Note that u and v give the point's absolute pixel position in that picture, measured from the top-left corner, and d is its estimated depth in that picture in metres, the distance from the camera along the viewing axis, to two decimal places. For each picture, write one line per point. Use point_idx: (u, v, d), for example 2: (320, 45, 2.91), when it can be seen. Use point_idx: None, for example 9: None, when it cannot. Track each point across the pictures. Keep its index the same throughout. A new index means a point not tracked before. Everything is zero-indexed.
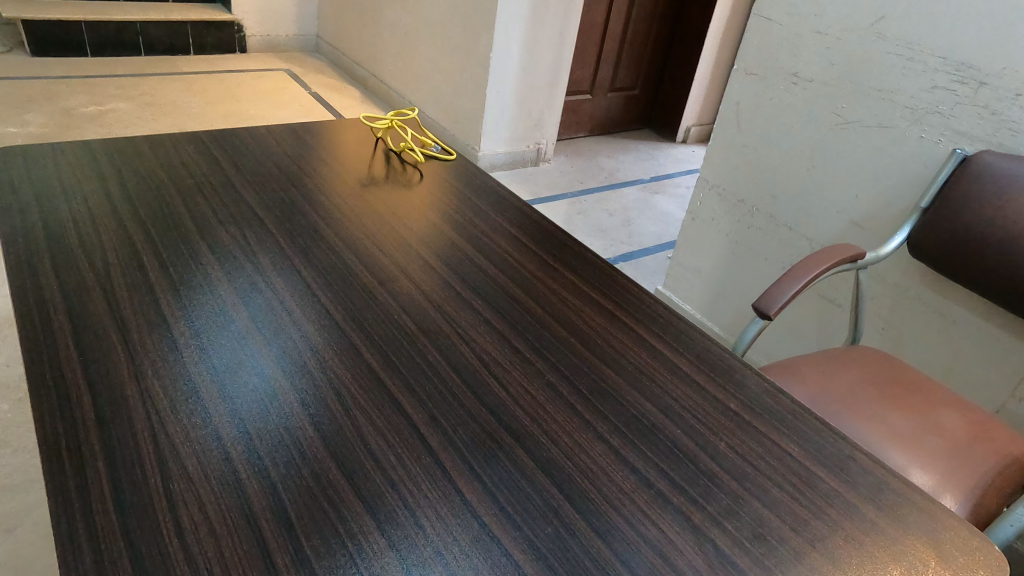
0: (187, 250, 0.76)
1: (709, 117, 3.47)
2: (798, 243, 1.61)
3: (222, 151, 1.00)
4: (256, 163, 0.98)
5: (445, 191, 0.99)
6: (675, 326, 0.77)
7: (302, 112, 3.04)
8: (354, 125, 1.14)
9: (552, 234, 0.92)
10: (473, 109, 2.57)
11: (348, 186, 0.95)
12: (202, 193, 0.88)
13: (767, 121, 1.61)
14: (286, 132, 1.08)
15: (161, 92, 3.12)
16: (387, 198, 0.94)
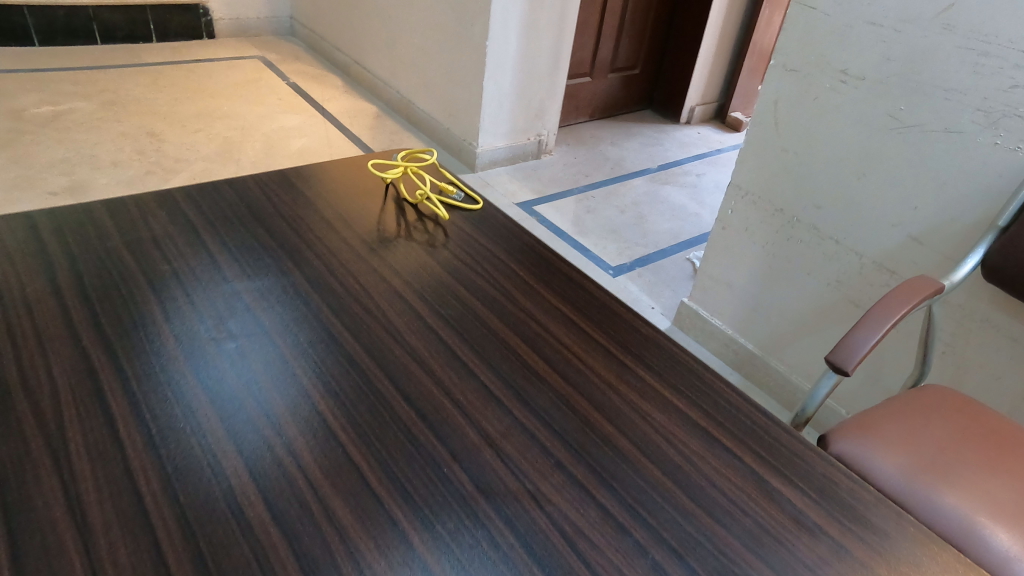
0: (161, 383, 0.58)
1: (712, 96, 3.29)
2: (845, 258, 1.46)
3: (202, 214, 0.81)
4: (244, 231, 0.79)
5: (475, 253, 0.82)
6: (784, 445, 0.62)
7: (282, 106, 2.80)
8: (359, 167, 0.96)
9: (614, 311, 0.75)
10: (469, 101, 2.36)
11: (361, 257, 0.77)
12: (179, 284, 0.69)
13: (809, 123, 1.44)
14: (280, 182, 0.90)
15: (125, 88, 2.86)
16: (407, 271, 0.77)
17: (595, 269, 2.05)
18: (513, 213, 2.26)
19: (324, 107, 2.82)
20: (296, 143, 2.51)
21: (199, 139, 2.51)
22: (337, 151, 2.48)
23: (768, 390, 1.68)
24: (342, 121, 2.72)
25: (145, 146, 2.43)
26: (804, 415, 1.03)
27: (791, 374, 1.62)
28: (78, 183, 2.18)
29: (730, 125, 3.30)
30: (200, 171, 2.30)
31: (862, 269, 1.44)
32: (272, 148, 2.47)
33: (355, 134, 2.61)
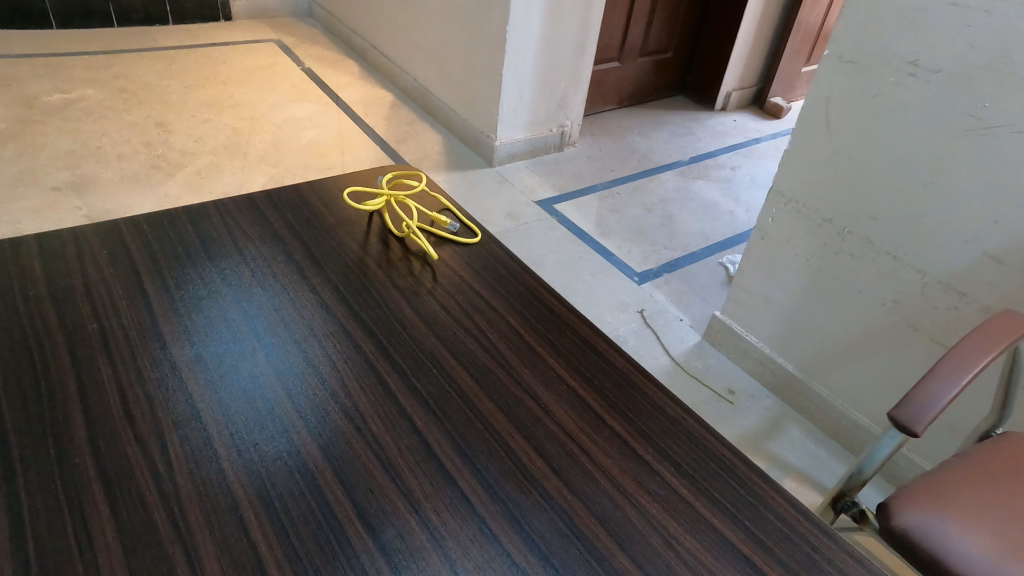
0: (65, 512, 0.50)
1: (750, 81, 3.06)
2: (904, 276, 1.29)
3: (147, 254, 0.73)
4: (193, 278, 0.71)
5: (466, 308, 0.73)
6: (819, 551, 0.56)
7: (295, 94, 2.68)
8: (333, 191, 0.87)
9: (623, 383, 0.68)
10: (488, 91, 2.21)
11: (333, 318, 0.69)
12: (108, 361, 0.61)
13: (866, 124, 1.26)
14: (241, 211, 0.82)
15: (136, 75, 2.75)
16: (387, 334, 0.69)
17: (620, 275, 1.89)
18: (532, 212, 2.11)
19: (338, 95, 2.68)
20: (308, 134, 2.37)
21: (209, 130, 2.38)
22: (349, 143, 2.34)
23: (809, 416, 1.52)
24: (356, 110, 2.58)
25: (152, 138, 2.30)
26: (860, 476, 0.87)
27: (834, 400, 1.46)
28: (81, 177, 2.04)
29: (769, 111, 3.08)
30: (207, 165, 2.17)
31: (924, 289, 1.27)
32: (282, 140, 2.34)
33: (369, 124, 2.48)
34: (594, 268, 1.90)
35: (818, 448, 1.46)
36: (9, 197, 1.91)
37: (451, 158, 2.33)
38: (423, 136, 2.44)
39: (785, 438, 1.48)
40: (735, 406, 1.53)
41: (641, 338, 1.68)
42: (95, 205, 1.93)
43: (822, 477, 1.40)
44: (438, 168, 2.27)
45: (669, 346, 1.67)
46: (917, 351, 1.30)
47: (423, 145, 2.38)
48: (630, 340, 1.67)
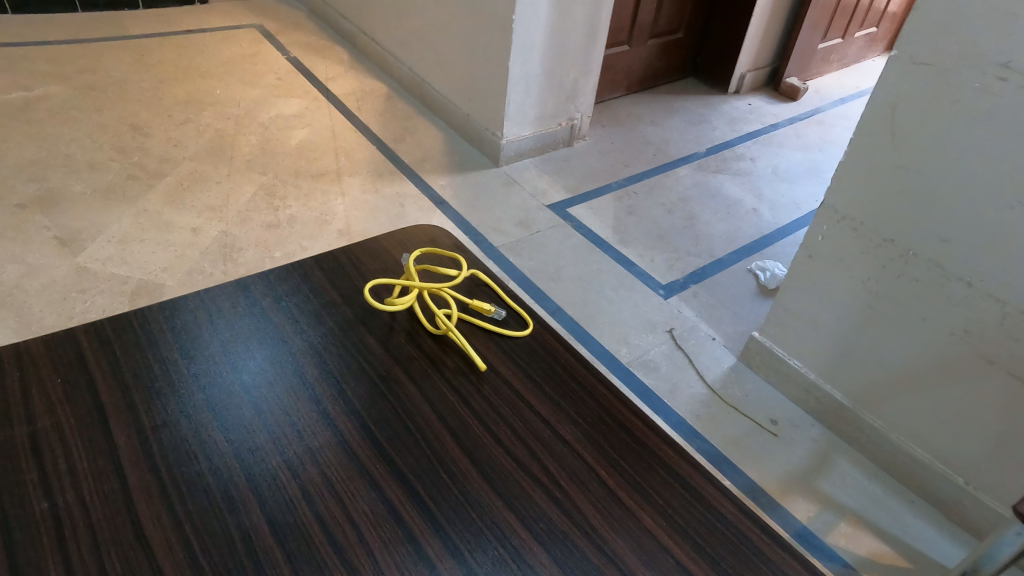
0: None
1: (765, 60, 2.88)
2: (980, 304, 1.15)
3: (113, 380, 0.56)
4: (176, 417, 0.54)
5: (531, 435, 0.56)
6: None
7: (280, 88, 2.39)
8: (344, 268, 0.72)
9: (745, 553, 0.51)
10: (493, 85, 2.03)
11: (359, 469, 0.52)
12: (52, 564, 0.44)
13: (940, 135, 1.11)
14: (234, 307, 0.65)
15: (104, 67, 2.46)
16: (430, 490, 0.52)
17: (643, 289, 1.74)
18: (544, 218, 1.95)
19: (327, 88, 2.43)
20: (298, 135, 2.14)
21: (189, 132, 2.09)
22: (343, 144, 2.13)
23: (859, 448, 1.40)
24: (348, 103, 2.35)
25: (126, 142, 2.00)
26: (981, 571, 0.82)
27: (891, 433, 1.34)
28: (46, 192, 1.76)
29: (786, 92, 2.88)
30: (190, 173, 1.90)
31: (1003, 319, 1.13)
32: (270, 143, 2.08)
33: (363, 121, 2.26)
34: (615, 282, 1.76)
35: (871, 484, 1.35)
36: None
37: (453, 158, 2.15)
38: (422, 133, 2.26)
39: (836, 474, 1.35)
40: (780, 439, 1.41)
41: (672, 363, 1.55)
42: (65, 225, 1.66)
43: (880, 519, 1.28)
44: (440, 170, 2.09)
45: (703, 370, 1.54)
46: (992, 385, 1.17)
47: (422, 145, 2.19)
48: (661, 366, 1.53)
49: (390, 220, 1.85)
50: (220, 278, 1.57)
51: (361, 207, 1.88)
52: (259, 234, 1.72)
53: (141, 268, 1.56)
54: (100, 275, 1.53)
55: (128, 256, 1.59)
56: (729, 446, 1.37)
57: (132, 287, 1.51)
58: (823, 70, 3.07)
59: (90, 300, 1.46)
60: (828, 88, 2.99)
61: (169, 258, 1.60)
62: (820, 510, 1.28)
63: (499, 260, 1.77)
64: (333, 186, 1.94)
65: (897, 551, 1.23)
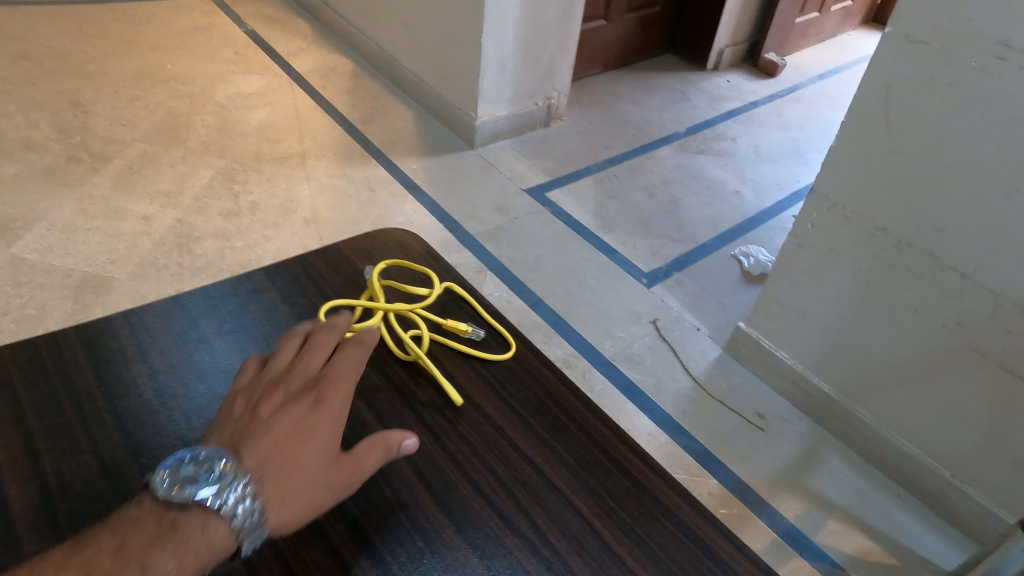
0: None
1: (743, 36, 2.80)
2: (973, 296, 1.11)
3: (17, 426, 0.48)
4: (91, 468, 0.47)
5: (515, 482, 0.49)
6: None
7: (237, 62, 2.24)
8: (297, 281, 0.65)
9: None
10: (465, 62, 1.92)
11: (318, 535, 0.45)
12: None
13: (936, 119, 1.05)
14: (167, 332, 0.58)
15: (41, 36, 2.26)
16: (400, 556, 0.44)
17: (625, 278, 1.68)
18: (522, 204, 1.87)
19: (289, 64, 2.28)
20: (259, 115, 2.01)
21: (137, 110, 1.94)
22: (308, 125, 2.01)
23: (846, 441, 1.37)
24: (311, 81, 2.22)
25: (68, 121, 1.85)
26: None
27: (878, 426, 1.31)
28: None
29: (764, 69, 2.82)
30: (139, 156, 1.77)
31: (996, 312, 1.09)
32: (227, 123, 1.95)
33: (328, 100, 2.13)
34: (596, 271, 1.69)
35: (859, 479, 1.32)
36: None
37: (426, 140, 2.05)
38: (392, 113, 2.14)
39: (823, 470, 1.32)
40: (768, 434, 1.37)
41: (657, 356, 1.49)
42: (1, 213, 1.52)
43: (868, 514, 1.26)
44: (412, 153, 1.99)
45: (689, 363, 1.49)
46: (983, 378, 1.14)
47: (392, 125, 2.08)
48: (645, 360, 1.48)
49: (359, 207, 1.75)
50: (174, 271, 1.46)
51: (328, 192, 1.77)
52: (217, 222, 1.61)
53: (86, 260, 1.44)
54: (41, 268, 1.41)
55: (72, 247, 1.47)
56: (716, 442, 1.33)
57: (76, 281, 1.39)
58: (800, 45, 3.01)
59: (29, 296, 1.34)
60: (806, 64, 2.93)
61: (118, 249, 1.48)
62: (808, 508, 1.25)
63: (475, 248, 1.69)
64: (297, 170, 1.83)
65: (885, 549, 1.21)
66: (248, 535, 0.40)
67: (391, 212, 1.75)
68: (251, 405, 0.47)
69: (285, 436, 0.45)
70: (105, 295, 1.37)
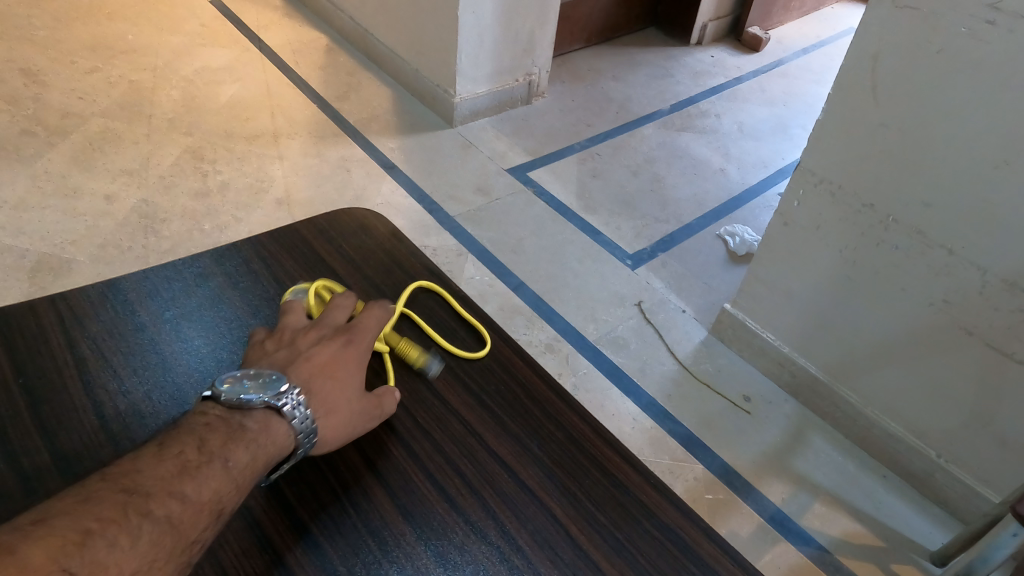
0: None
1: (727, 9, 2.74)
2: (960, 273, 1.08)
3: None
4: (7, 472, 0.43)
5: (482, 481, 0.46)
6: None
7: (204, 36, 2.14)
8: (246, 264, 0.61)
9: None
10: (442, 36, 1.85)
11: (266, 547, 0.41)
12: None
13: (925, 91, 1.01)
14: (99, 321, 0.55)
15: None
16: (356, 567, 0.41)
17: (609, 259, 1.64)
18: (503, 183, 1.82)
19: (259, 38, 2.19)
20: (227, 91, 1.92)
21: (98, 85, 1.84)
22: (280, 102, 1.93)
23: (832, 423, 1.36)
24: (283, 56, 2.13)
25: (18, 91, 1.75)
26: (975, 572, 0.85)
27: (863, 407, 1.29)
28: None
29: (748, 44, 2.77)
30: (100, 134, 1.68)
31: (984, 289, 1.06)
32: (194, 100, 1.86)
33: (301, 76, 2.05)
34: (579, 252, 1.65)
35: (845, 461, 1.31)
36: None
37: (404, 119, 1.98)
38: (368, 90, 2.07)
39: (810, 452, 1.31)
40: (754, 417, 1.35)
41: (642, 339, 1.46)
42: None
43: (854, 497, 1.25)
44: (388, 131, 1.92)
45: (674, 346, 1.46)
46: (969, 356, 1.12)
47: (368, 103, 2.01)
48: (630, 343, 1.45)
49: (333, 187, 1.69)
50: (138, 254, 1.39)
51: (301, 172, 1.71)
52: (184, 203, 1.54)
53: (43, 242, 1.37)
54: None
55: (28, 229, 1.39)
56: (702, 427, 1.31)
57: (32, 263, 1.32)
58: (784, 19, 2.96)
59: None
60: (790, 38, 2.88)
61: (77, 230, 1.41)
62: (794, 491, 1.23)
63: (455, 229, 1.64)
64: (269, 149, 1.76)
65: (871, 531, 1.20)
66: (305, 437, 0.44)
67: (367, 193, 1.69)
68: (288, 339, 0.49)
69: (322, 363, 0.48)
70: (64, 278, 1.31)
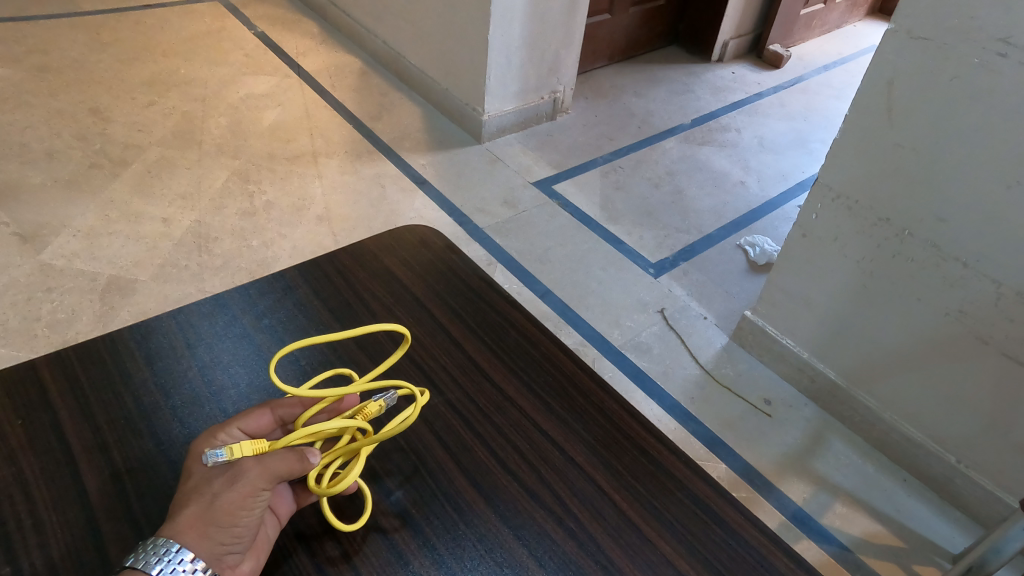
0: None
1: (748, 27, 2.81)
2: (975, 285, 1.13)
3: (84, 421, 0.51)
4: (155, 459, 0.50)
5: (537, 461, 0.53)
6: None
7: (247, 63, 2.27)
8: (324, 273, 0.68)
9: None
10: (472, 59, 1.95)
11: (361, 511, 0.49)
12: None
13: (939, 116, 1.07)
14: (211, 328, 0.61)
15: (51, 34, 2.26)
16: (435, 527, 0.48)
17: (632, 268, 1.72)
18: (529, 196, 1.90)
19: (298, 64, 2.31)
20: (270, 115, 2.04)
21: (153, 115, 1.97)
22: (318, 124, 2.04)
23: (852, 426, 1.41)
24: (320, 80, 2.25)
25: (87, 129, 1.87)
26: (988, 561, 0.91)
27: (883, 411, 1.34)
28: (3, 184, 1.64)
29: (769, 61, 2.83)
30: (156, 159, 1.80)
31: (999, 301, 1.11)
32: (240, 124, 1.98)
33: (337, 99, 2.16)
34: (604, 261, 1.72)
35: (864, 463, 1.36)
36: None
37: (433, 136, 2.08)
38: (400, 110, 2.17)
39: (830, 454, 1.36)
40: (774, 419, 1.41)
41: (665, 344, 1.53)
42: (26, 220, 1.56)
43: (875, 499, 1.29)
44: (420, 148, 2.02)
45: (696, 351, 1.53)
46: (986, 365, 1.17)
47: (400, 122, 2.11)
48: (654, 348, 1.52)
49: (370, 203, 1.78)
50: (194, 271, 1.50)
51: (339, 190, 1.81)
52: (233, 222, 1.65)
53: (110, 263, 1.48)
54: (67, 273, 1.45)
55: (96, 251, 1.51)
56: (724, 428, 1.37)
57: (101, 284, 1.43)
58: (805, 36, 3.02)
59: (58, 301, 1.38)
60: (811, 55, 2.94)
61: (140, 251, 1.53)
62: (815, 491, 1.28)
63: (485, 241, 1.72)
64: (309, 169, 1.86)
65: (891, 531, 1.24)
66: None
67: (401, 208, 1.78)
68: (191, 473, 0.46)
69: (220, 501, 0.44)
70: (131, 296, 1.42)
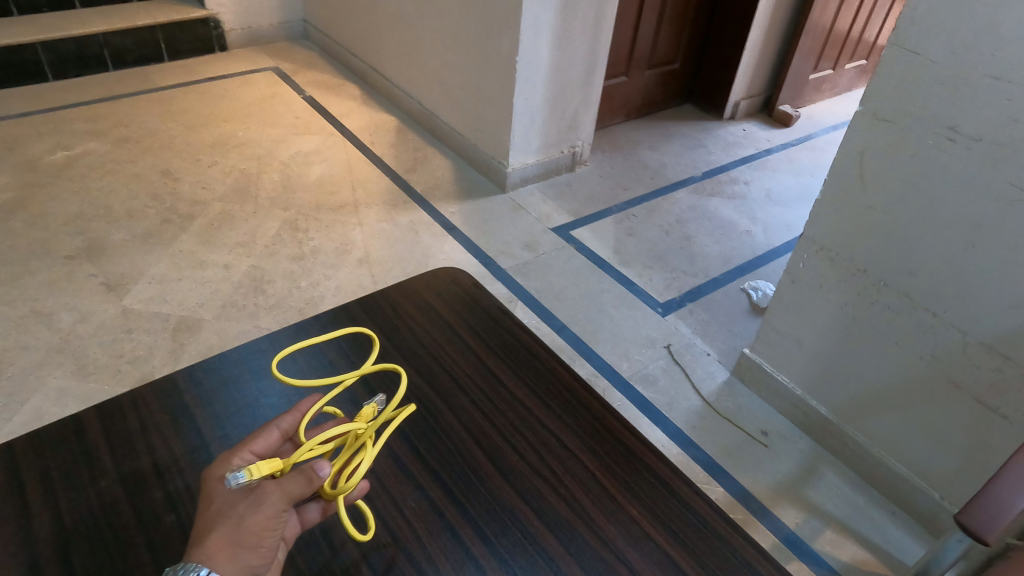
0: None
1: (758, 88, 3.00)
2: (944, 333, 1.26)
3: (211, 417, 0.69)
4: None
5: (537, 446, 0.69)
6: None
7: (298, 127, 2.52)
8: (380, 304, 0.86)
9: (716, 543, 0.63)
10: (498, 119, 2.17)
11: (407, 477, 0.66)
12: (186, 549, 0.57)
13: (903, 185, 1.23)
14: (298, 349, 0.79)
15: (130, 109, 2.54)
16: (462, 490, 0.65)
17: (642, 308, 1.87)
18: (548, 240, 2.09)
19: (341, 124, 2.56)
20: (317, 170, 2.28)
21: (215, 173, 2.21)
22: (359, 176, 2.27)
23: (843, 459, 1.52)
24: (361, 138, 2.49)
25: (160, 188, 2.11)
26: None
27: (871, 446, 1.46)
28: (92, 240, 1.88)
29: (779, 119, 3.02)
30: (219, 214, 2.03)
31: (965, 348, 1.24)
32: (291, 181, 2.21)
33: (377, 154, 2.39)
34: (616, 300, 1.89)
35: (855, 494, 1.47)
36: (18, 268, 1.76)
37: (462, 187, 2.29)
38: (432, 163, 2.39)
39: (822, 484, 1.48)
40: (771, 449, 1.53)
41: (670, 378, 1.67)
42: (110, 270, 1.78)
43: (865, 529, 1.40)
44: (450, 198, 2.23)
45: (698, 385, 1.67)
46: (957, 406, 1.29)
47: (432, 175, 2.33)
48: (660, 380, 1.66)
49: (405, 248, 1.98)
50: (251, 311, 1.70)
51: (377, 236, 2.01)
52: (285, 266, 1.86)
53: (180, 306, 1.69)
54: (145, 315, 1.66)
55: (168, 295, 1.72)
56: (723, 457, 1.50)
57: (173, 325, 1.64)
58: (815, 98, 3.20)
59: (137, 339, 1.59)
60: (820, 115, 3.12)
61: (205, 294, 1.74)
62: (807, 517, 1.40)
63: (507, 281, 1.90)
64: (351, 218, 2.07)
65: (879, 559, 1.35)
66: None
67: (433, 251, 1.98)
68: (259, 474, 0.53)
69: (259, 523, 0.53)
70: (197, 334, 1.62)
